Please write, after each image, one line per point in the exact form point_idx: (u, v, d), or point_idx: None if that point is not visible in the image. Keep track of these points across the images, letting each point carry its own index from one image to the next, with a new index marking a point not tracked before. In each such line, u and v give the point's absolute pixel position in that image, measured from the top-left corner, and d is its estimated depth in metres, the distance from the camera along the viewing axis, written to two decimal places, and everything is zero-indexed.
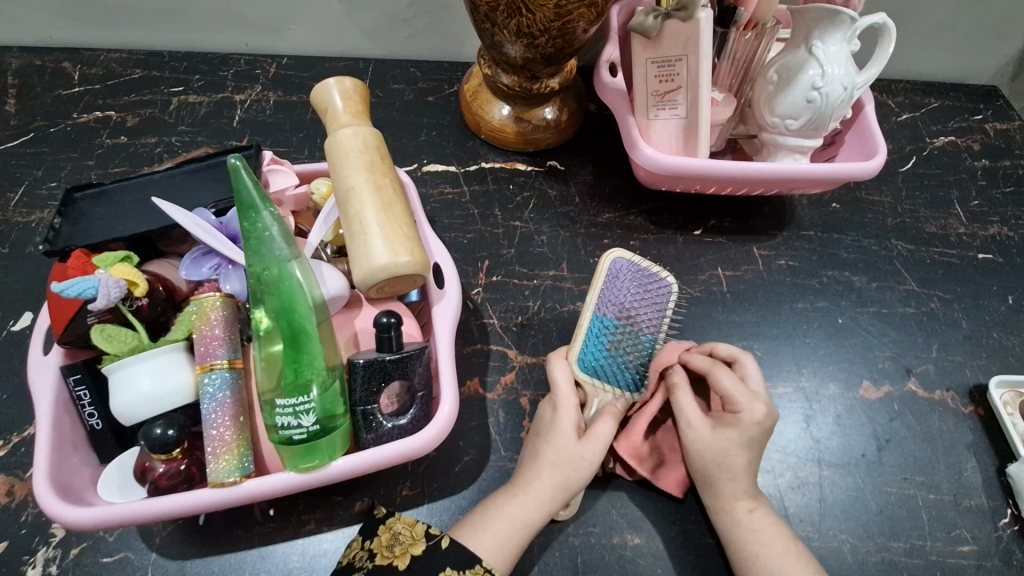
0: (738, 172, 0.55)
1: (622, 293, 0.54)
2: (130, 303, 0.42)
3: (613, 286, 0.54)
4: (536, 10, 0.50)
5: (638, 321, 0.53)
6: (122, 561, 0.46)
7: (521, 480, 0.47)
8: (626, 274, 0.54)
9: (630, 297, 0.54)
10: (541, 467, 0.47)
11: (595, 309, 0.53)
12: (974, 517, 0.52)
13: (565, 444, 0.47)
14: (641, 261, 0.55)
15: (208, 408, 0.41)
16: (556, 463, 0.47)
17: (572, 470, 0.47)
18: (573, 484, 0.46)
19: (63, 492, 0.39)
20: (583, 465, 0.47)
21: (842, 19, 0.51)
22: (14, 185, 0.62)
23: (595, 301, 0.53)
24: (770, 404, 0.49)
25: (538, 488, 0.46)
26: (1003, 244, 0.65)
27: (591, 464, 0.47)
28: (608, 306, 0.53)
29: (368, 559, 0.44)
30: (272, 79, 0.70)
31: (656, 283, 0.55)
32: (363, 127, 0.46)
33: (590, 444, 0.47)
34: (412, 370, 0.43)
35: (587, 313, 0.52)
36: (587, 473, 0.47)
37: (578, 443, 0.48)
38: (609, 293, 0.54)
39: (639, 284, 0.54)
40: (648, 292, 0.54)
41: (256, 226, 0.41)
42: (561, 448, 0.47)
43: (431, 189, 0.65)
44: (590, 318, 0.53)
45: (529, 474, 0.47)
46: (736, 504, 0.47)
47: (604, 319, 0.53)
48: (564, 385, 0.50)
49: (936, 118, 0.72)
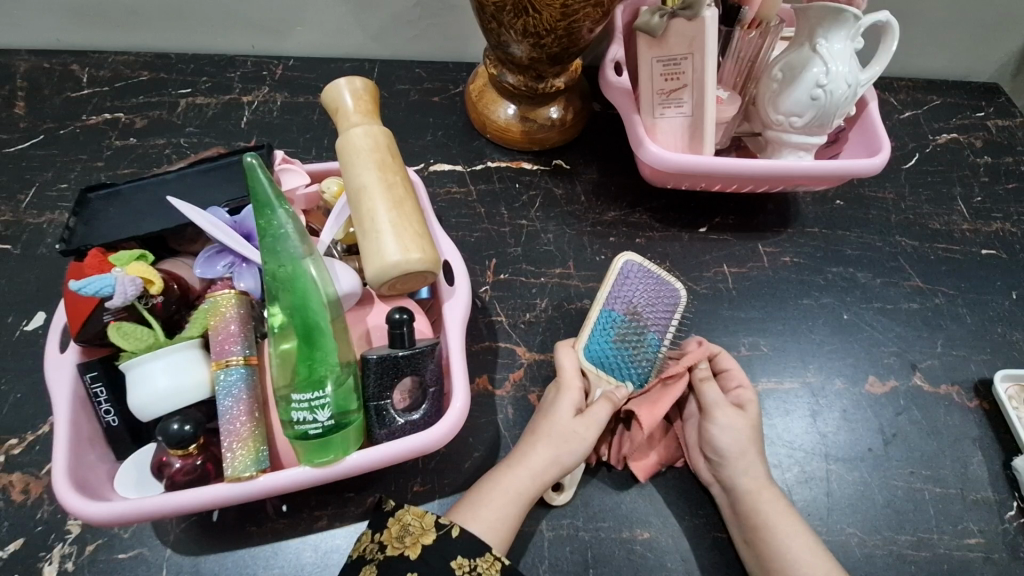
0: (745, 169, 0.55)
1: (633, 291, 0.54)
2: (146, 301, 0.43)
3: (624, 284, 0.54)
4: (542, 10, 0.51)
5: (646, 320, 0.54)
6: (136, 557, 0.47)
7: (518, 454, 0.48)
8: (636, 275, 0.55)
9: (640, 295, 0.54)
10: (538, 439, 0.48)
11: (604, 303, 0.54)
12: (980, 510, 0.52)
13: (562, 418, 0.49)
14: (653, 266, 0.55)
15: (225, 404, 0.42)
16: (550, 437, 0.48)
17: (564, 445, 0.48)
18: (566, 461, 0.47)
19: (81, 488, 0.40)
20: (576, 440, 0.48)
21: (846, 17, 0.51)
22: (25, 187, 0.62)
23: (605, 296, 0.54)
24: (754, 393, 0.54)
25: (533, 461, 0.47)
26: (1006, 240, 0.65)
27: (586, 440, 0.48)
28: (616, 301, 0.54)
29: (379, 552, 0.43)
30: (279, 80, 0.70)
31: (666, 287, 0.55)
32: (374, 126, 0.47)
33: (586, 421, 0.49)
34: (424, 366, 0.43)
35: (596, 307, 0.53)
36: (581, 449, 0.48)
37: (574, 419, 0.49)
38: (619, 289, 0.54)
39: (650, 284, 0.55)
40: (659, 292, 0.54)
41: (271, 224, 0.41)
42: (559, 424, 0.49)
43: (438, 188, 0.65)
44: (598, 312, 0.53)
45: (525, 450, 0.48)
46: (762, 487, 0.48)
47: (612, 314, 0.53)
48: (570, 369, 0.51)
49: (938, 115, 0.73)
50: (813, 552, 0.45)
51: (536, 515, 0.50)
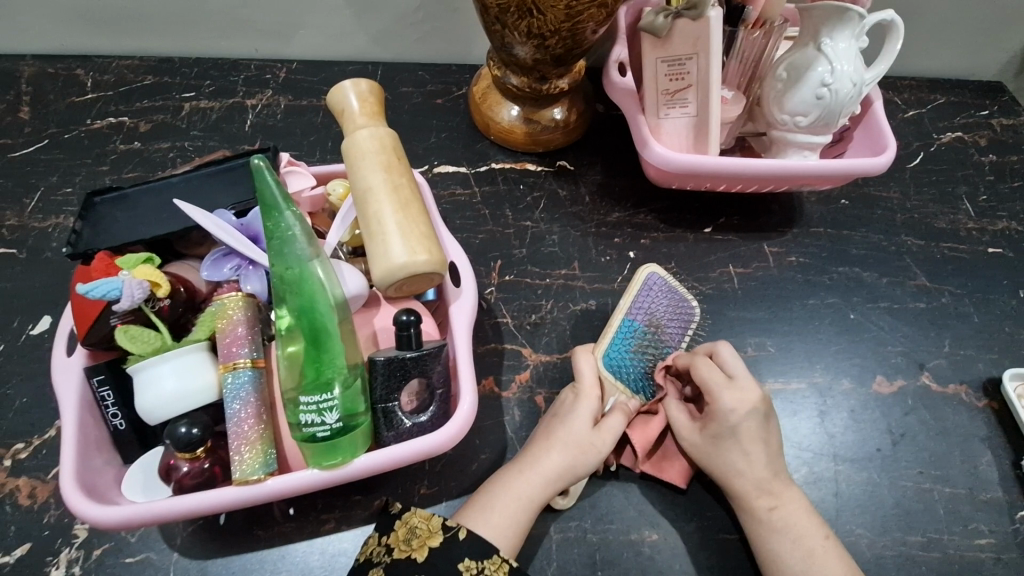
0: (749, 168, 0.55)
1: (653, 304, 0.56)
2: (153, 304, 0.43)
3: (646, 295, 0.56)
4: (547, 11, 0.51)
5: (664, 332, 0.56)
6: (143, 561, 0.47)
7: (529, 457, 0.48)
8: (658, 288, 0.57)
9: (660, 307, 0.56)
10: (551, 445, 0.48)
11: (626, 312, 0.55)
12: (990, 510, 0.52)
13: (581, 429, 0.49)
14: (673, 281, 0.58)
15: (232, 407, 0.42)
16: (565, 443, 0.48)
17: (579, 454, 0.48)
18: (579, 469, 0.48)
19: (88, 492, 0.40)
20: (589, 452, 0.48)
21: (850, 16, 0.51)
22: (30, 192, 0.62)
23: (627, 305, 0.55)
24: (749, 389, 0.50)
25: (543, 466, 0.47)
26: (1012, 239, 0.65)
27: (601, 453, 0.48)
28: (637, 311, 0.55)
29: (386, 554, 0.43)
30: (283, 83, 0.70)
31: (684, 304, 0.57)
32: (380, 127, 0.47)
33: (603, 434, 0.49)
34: (431, 368, 0.43)
35: (618, 315, 0.55)
36: (593, 462, 0.48)
37: (592, 431, 0.49)
38: (642, 299, 0.56)
39: (670, 299, 0.57)
40: (677, 308, 0.57)
41: (279, 226, 0.41)
42: (573, 431, 0.49)
43: (442, 190, 0.65)
44: (620, 320, 0.55)
45: (537, 454, 0.48)
46: (756, 502, 0.47)
47: (633, 324, 0.55)
48: (589, 376, 0.51)
49: (943, 114, 0.73)
50: (814, 557, 0.45)
51: (543, 516, 0.50)
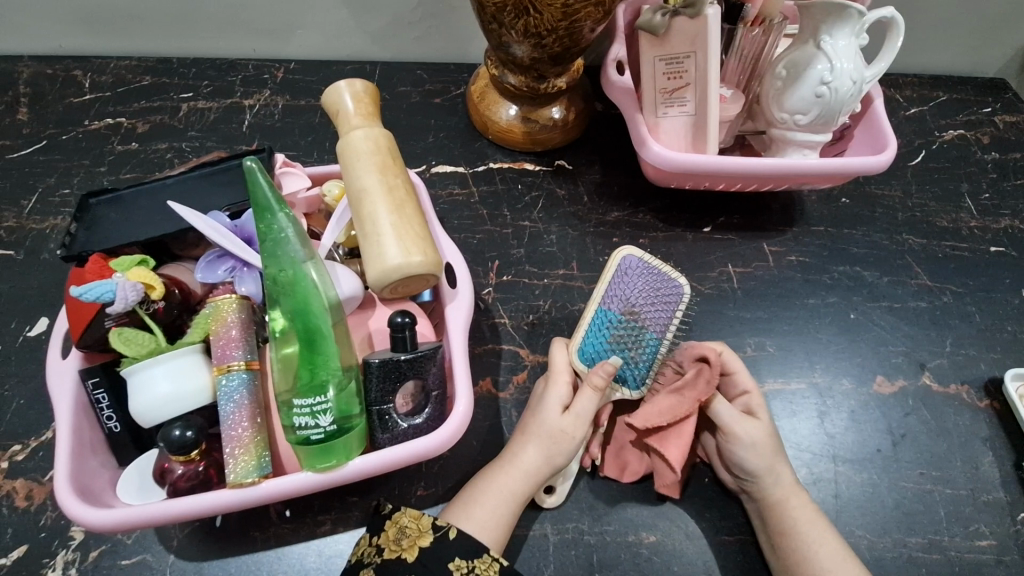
0: (798, 167, 0.55)
1: (631, 290, 0.54)
2: (147, 306, 0.43)
3: (623, 280, 0.54)
4: (544, 10, 0.50)
5: (644, 318, 0.53)
6: (139, 563, 0.47)
7: (510, 453, 0.48)
8: (636, 271, 0.54)
9: (637, 291, 0.54)
10: (527, 439, 0.48)
11: (601, 302, 0.54)
12: (992, 512, 0.52)
13: (551, 417, 0.48)
14: (654, 261, 0.55)
15: (226, 409, 0.42)
16: (540, 435, 0.48)
17: (557, 444, 0.47)
18: (556, 460, 0.47)
19: (83, 494, 0.40)
20: (563, 439, 0.48)
21: (850, 14, 0.51)
22: (28, 193, 0.62)
23: (602, 294, 0.54)
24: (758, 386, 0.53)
25: (526, 459, 0.47)
26: (1015, 238, 0.65)
27: (575, 438, 0.48)
28: (613, 300, 0.54)
29: (376, 555, 0.43)
30: (280, 83, 0.70)
31: (669, 284, 0.54)
32: (375, 128, 0.47)
33: (573, 420, 0.48)
34: (426, 370, 0.43)
35: (591, 306, 0.54)
36: (571, 448, 0.48)
37: (562, 416, 0.48)
38: (617, 286, 0.54)
39: (650, 281, 0.54)
40: (657, 290, 0.54)
41: (271, 228, 0.41)
42: (547, 424, 0.48)
43: (440, 190, 0.65)
44: (594, 311, 0.54)
45: (515, 450, 0.48)
46: (792, 496, 0.48)
47: (608, 313, 0.53)
48: (561, 364, 0.51)
49: (945, 111, 0.72)
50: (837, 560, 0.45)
51: (538, 517, 0.50)
